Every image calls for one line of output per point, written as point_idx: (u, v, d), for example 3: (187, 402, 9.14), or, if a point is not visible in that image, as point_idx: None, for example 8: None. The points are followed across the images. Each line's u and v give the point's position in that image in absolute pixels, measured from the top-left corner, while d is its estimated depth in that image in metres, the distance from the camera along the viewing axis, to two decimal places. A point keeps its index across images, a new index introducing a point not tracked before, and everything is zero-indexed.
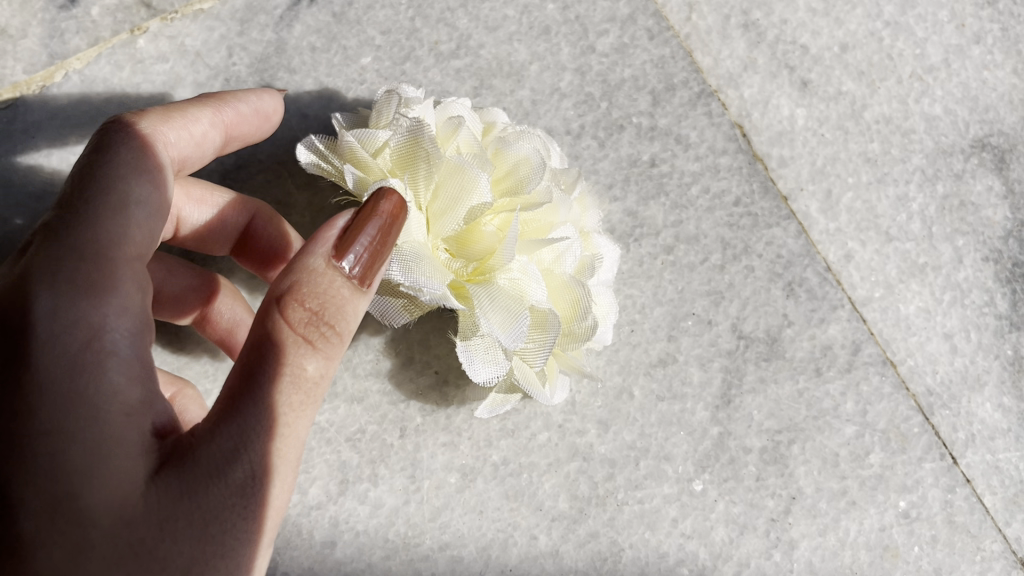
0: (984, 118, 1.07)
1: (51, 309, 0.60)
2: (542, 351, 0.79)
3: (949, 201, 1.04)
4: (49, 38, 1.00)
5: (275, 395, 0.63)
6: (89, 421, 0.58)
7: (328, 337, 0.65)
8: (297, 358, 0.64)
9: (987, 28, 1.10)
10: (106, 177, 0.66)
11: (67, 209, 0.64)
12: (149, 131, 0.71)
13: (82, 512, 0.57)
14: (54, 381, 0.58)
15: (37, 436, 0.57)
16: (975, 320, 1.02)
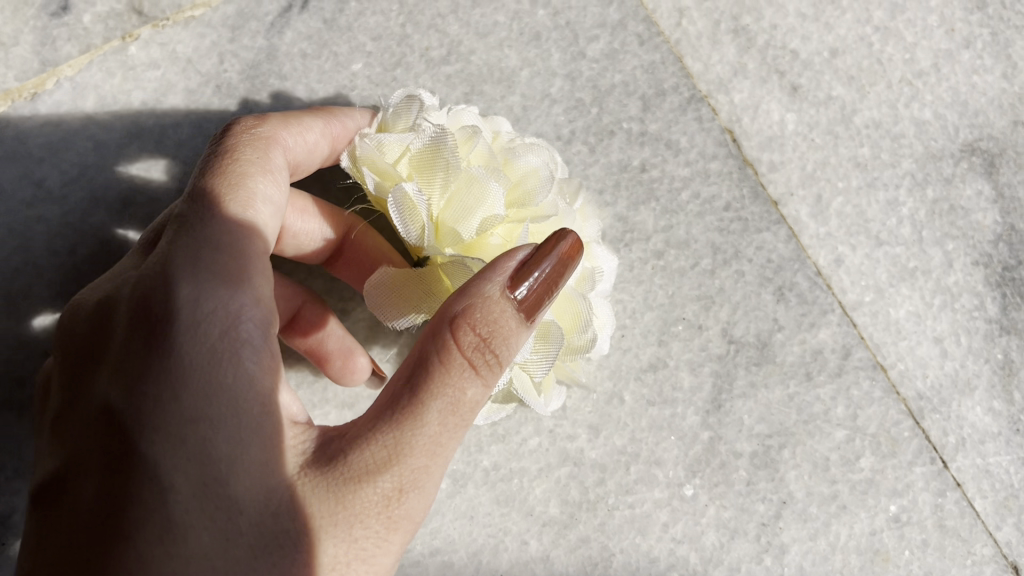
0: (974, 122, 1.07)
1: (194, 301, 0.64)
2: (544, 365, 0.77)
3: (939, 206, 1.04)
4: (41, 46, 1.00)
5: (424, 411, 0.64)
6: (232, 415, 0.62)
7: (491, 365, 0.65)
8: (456, 377, 0.64)
9: (977, 32, 1.10)
10: (235, 177, 0.70)
11: (201, 207, 0.68)
12: (267, 135, 0.75)
13: (227, 496, 0.61)
14: (197, 369, 0.62)
15: (182, 420, 0.61)
16: (966, 324, 1.01)
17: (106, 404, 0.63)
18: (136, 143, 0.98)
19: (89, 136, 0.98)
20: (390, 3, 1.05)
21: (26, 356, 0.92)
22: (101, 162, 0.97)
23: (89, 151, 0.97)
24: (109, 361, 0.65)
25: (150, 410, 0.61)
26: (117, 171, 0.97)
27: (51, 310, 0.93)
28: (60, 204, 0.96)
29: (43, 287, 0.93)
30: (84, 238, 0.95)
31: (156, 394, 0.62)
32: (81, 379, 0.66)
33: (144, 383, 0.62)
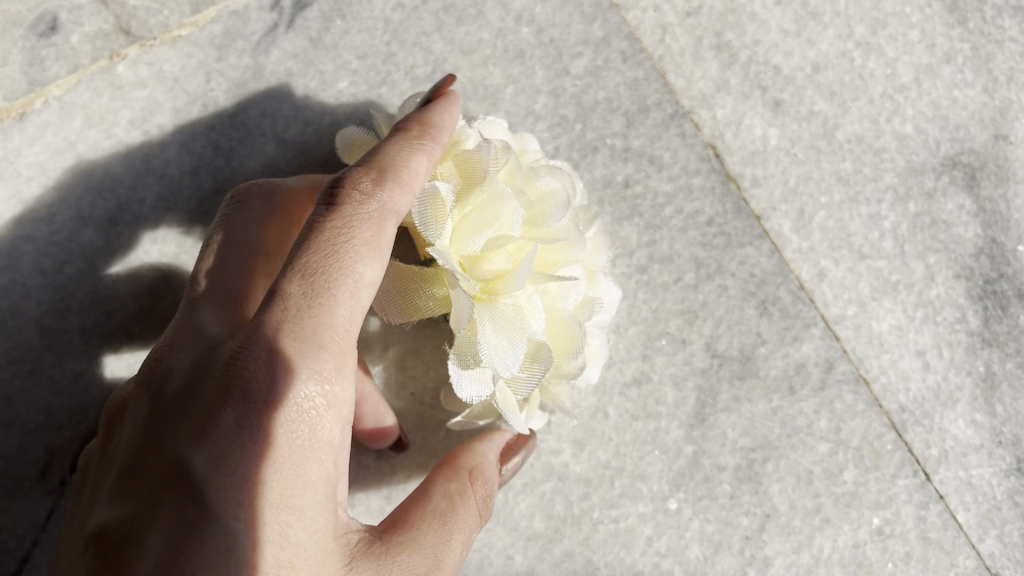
0: (955, 136, 1.08)
1: (291, 397, 0.65)
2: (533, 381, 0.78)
3: (921, 219, 1.05)
4: (29, 66, 1.01)
5: (444, 532, 0.74)
6: (305, 514, 0.66)
7: (484, 498, 0.79)
8: (467, 512, 0.77)
9: (958, 47, 1.10)
10: (345, 258, 0.67)
11: (308, 288, 0.66)
12: (378, 201, 0.69)
13: None
14: (288, 465, 0.65)
15: (267, 507, 0.64)
16: (948, 337, 1.02)
17: (184, 465, 0.65)
18: (124, 162, 0.99)
19: (76, 155, 0.99)
20: (375, 21, 1.06)
21: (14, 374, 0.92)
22: (89, 181, 0.98)
23: (77, 171, 0.98)
24: (194, 421, 0.66)
25: (238, 491, 0.63)
26: (104, 190, 0.98)
27: (39, 329, 0.94)
28: (48, 222, 0.96)
29: (31, 305, 0.94)
30: (73, 257, 0.96)
31: (243, 476, 0.64)
32: (156, 432, 0.68)
33: (236, 463, 0.64)
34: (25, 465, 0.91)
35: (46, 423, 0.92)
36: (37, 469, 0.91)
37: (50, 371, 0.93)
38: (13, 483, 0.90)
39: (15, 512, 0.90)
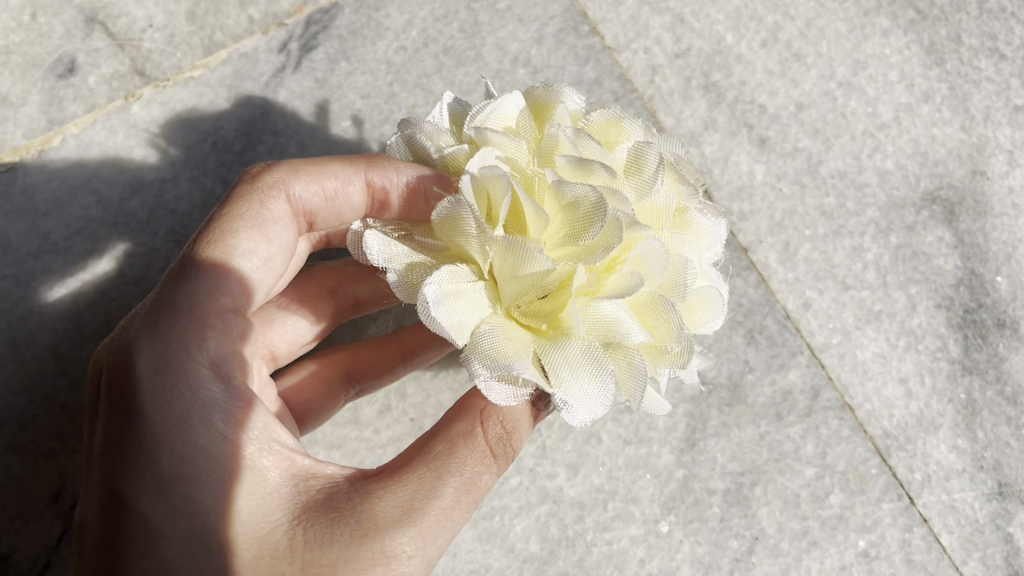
0: (934, 171, 1.12)
1: (166, 359, 0.67)
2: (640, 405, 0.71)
3: (902, 251, 1.09)
4: (48, 105, 1.06)
5: (430, 488, 0.68)
6: (215, 476, 0.66)
7: (503, 452, 0.72)
8: (467, 462, 0.69)
9: (936, 86, 1.15)
10: (222, 230, 0.72)
11: (185, 262, 0.70)
12: (274, 184, 0.75)
13: (218, 545, 0.65)
14: (174, 437, 0.65)
15: (163, 480, 0.65)
16: (930, 365, 1.05)
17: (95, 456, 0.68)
18: (137, 197, 1.04)
19: (91, 191, 1.03)
20: (378, 64, 1.12)
21: (28, 401, 0.95)
22: (103, 215, 1.03)
23: (92, 205, 1.03)
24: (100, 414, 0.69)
25: (132, 473, 0.65)
26: (118, 223, 1.02)
27: (53, 356, 0.97)
28: (63, 254, 1.01)
29: (46, 334, 0.98)
30: (86, 287, 1.00)
31: (135, 455, 0.65)
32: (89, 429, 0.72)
33: (124, 447, 0.65)
34: (37, 488, 0.94)
35: (59, 448, 0.95)
36: (49, 492, 0.94)
37: (63, 398, 0.96)
38: (25, 506, 0.93)
39: (27, 535, 0.93)
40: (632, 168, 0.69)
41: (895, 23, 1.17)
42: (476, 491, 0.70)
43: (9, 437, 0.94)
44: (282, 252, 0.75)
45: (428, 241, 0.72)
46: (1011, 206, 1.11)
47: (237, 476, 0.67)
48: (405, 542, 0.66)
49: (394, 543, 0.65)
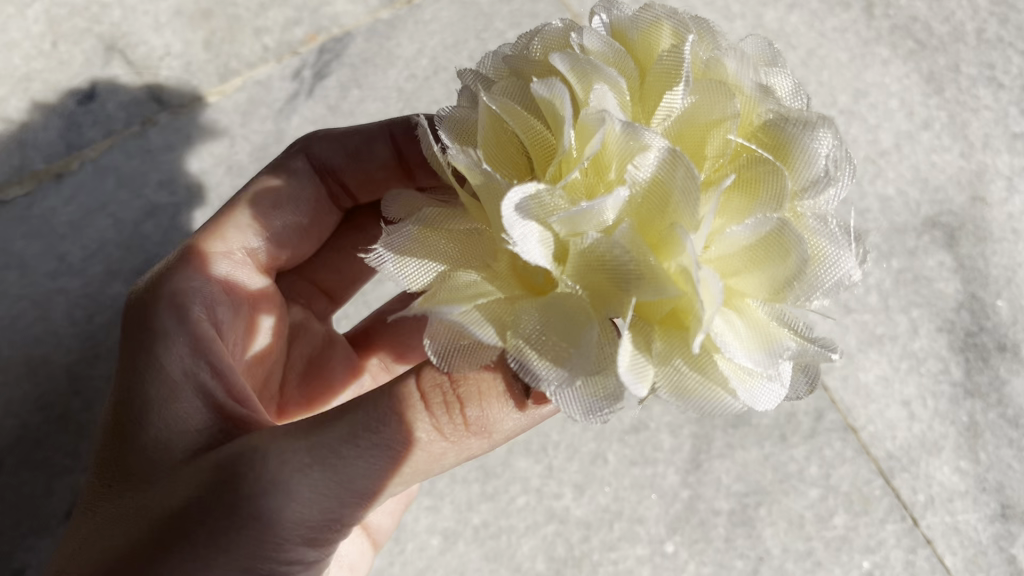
0: (934, 197, 1.13)
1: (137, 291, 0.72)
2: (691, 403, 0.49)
3: (903, 276, 1.10)
4: (67, 130, 1.09)
5: (321, 428, 0.60)
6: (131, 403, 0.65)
7: (452, 411, 0.58)
8: (392, 417, 0.59)
9: (936, 114, 1.16)
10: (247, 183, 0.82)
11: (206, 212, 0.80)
12: (303, 144, 0.85)
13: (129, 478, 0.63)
14: (123, 364, 0.68)
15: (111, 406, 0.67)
16: (932, 388, 1.07)
17: None
18: (152, 221, 1.07)
19: (108, 215, 1.07)
20: (389, 91, 1.14)
21: (43, 418, 0.98)
22: (120, 237, 1.06)
23: (109, 228, 1.06)
24: None
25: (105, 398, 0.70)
26: (135, 246, 1.06)
27: (69, 374, 1.00)
28: (81, 276, 1.04)
29: (62, 353, 1.00)
30: (103, 308, 1.03)
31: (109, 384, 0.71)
32: None
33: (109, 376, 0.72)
34: (50, 505, 0.95)
35: (73, 465, 0.96)
36: (62, 510, 0.95)
37: (78, 415, 0.98)
38: (38, 523, 0.95)
39: (39, 552, 0.93)
40: (662, 81, 0.53)
41: (895, 52, 1.19)
42: (409, 448, 0.59)
43: (25, 453, 0.97)
44: (302, 200, 0.83)
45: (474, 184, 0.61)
46: (1010, 231, 1.12)
47: (160, 406, 0.65)
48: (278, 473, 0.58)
49: (265, 477, 0.59)
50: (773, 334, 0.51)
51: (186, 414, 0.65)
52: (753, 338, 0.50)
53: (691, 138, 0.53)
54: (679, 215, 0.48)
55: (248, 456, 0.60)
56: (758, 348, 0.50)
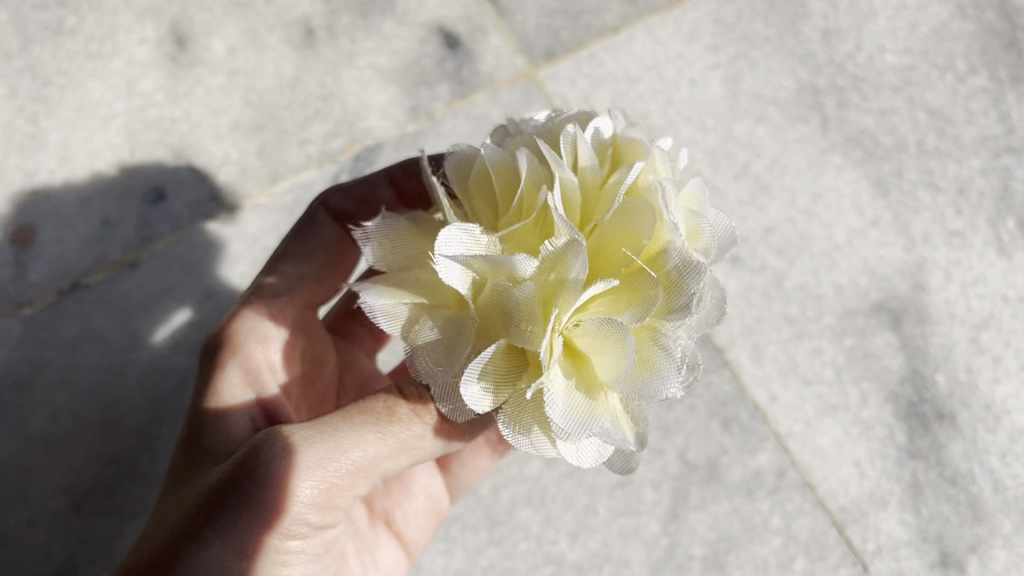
0: (881, 285, 1.31)
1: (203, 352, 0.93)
2: (519, 437, 0.67)
3: (854, 352, 1.27)
4: (141, 226, 1.30)
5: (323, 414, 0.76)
6: (196, 420, 0.85)
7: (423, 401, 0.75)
8: (375, 405, 0.75)
9: (882, 214, 1.35)
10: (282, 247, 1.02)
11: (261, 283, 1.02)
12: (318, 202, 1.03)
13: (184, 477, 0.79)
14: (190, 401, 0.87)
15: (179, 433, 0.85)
16: (880, 450, 1.23)
17: None
18: (211, 303, 1.26)
19: (174, 296, 1.26)
20: None
21: (117, 470, 1.17)
22: (184, 316, 1.25)
23: (174, 308, 1.26)
24: None
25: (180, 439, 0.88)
26: (197, 324, 1.25)
27: (139, 434, 1.19)
28: (150, 349, 1.24)
29: (133, 415, 1.20)
30: (168, 377, 1.22)
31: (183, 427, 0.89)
32: None
33: None
34: (122, 543, 1.13)
35: (142, 510, 1.15)
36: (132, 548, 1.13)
37: (147, 468, 1.17)
38: (113, 558, 1.13)
39: None
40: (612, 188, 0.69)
41: (847, 160, 1.37)
42: (391, 426, 0.74)
43: (102, 500, 1.15)
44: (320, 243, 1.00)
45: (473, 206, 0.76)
46: (947, 314, 1.30)
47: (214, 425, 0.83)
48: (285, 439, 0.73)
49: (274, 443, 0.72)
50: (594, 413, 0.65)
51: (235, 428, 0.84)
52: (579, 410, 0.65)
53: (613, 239, 0.68)
54: (564, 293, 0.64)
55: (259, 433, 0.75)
56: (577, 416, 0.64)
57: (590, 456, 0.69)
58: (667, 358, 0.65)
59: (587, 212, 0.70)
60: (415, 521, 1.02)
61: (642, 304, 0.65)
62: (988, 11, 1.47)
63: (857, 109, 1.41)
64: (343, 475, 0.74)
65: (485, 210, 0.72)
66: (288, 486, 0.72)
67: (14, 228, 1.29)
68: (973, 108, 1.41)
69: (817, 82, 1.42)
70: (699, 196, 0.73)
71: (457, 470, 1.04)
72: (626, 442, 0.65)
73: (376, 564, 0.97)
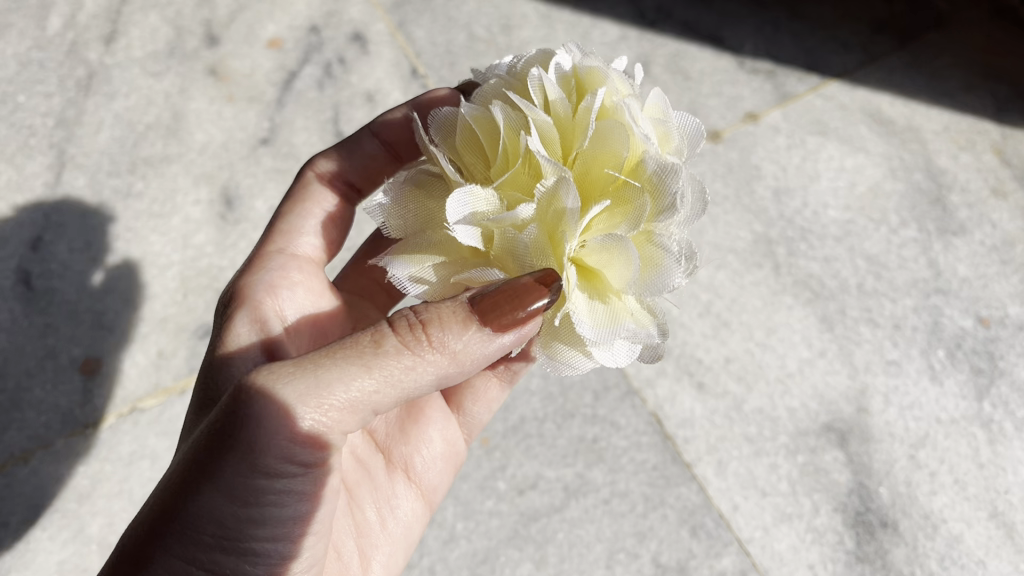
0: (830, 408, 1.50)
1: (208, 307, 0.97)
2: (557, 360, 0.83)
3: (806, 467, 1.45)
4: (191, 357, 1.52)
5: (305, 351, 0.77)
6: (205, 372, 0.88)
7: (413, 333, 0.78)
8: (362, 341, 0.77)
9: (828, 346, 1.55)
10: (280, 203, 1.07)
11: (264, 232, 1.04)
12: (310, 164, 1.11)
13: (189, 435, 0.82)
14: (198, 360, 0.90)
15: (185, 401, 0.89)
16: (831, 554, 1.39)
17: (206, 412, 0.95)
18: None
19: None
20: None
21: None
22: None
23: None
24: None
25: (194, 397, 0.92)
26: None
27: None
28: None
29: None
30: None
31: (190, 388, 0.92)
32: None
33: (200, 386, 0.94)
34: None
35: None
36: None
37: None
38: None
39: None
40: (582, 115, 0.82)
41: (797, 300, 1.59)
42: (377, 358, 0.76)
43: None
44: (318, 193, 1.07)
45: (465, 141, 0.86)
46: (888, 434, 1.48)
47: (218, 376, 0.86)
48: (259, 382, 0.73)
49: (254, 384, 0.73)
50: (617, 320, 0.80)
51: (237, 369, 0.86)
52: (603, 320, 0.80)
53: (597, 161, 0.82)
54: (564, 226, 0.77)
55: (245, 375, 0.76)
56: (603, 327, 0.79)
57: (623, 355, 0.84)
58: (669, 254, 0.79)
59: (566, 143, 0.84)
60: (433, 467, 1.08)
61: (636, 213, 0.80)
62: (915, 173, 1.73)
63: (805, 256, 1.63)
64: (324, 411, 0.74)
65: (474, 160, 0.86)
66: (267, 430, 0.73)
67: (83, 359, 1.51)
68: (905, 255, 1.64)
69: (769, 234, 1.65)
70: (660, 102, 0.87)
71: (469, 405, 1.14)
72: (652, 334, 0.80)
73: (395, 515, 1.03)
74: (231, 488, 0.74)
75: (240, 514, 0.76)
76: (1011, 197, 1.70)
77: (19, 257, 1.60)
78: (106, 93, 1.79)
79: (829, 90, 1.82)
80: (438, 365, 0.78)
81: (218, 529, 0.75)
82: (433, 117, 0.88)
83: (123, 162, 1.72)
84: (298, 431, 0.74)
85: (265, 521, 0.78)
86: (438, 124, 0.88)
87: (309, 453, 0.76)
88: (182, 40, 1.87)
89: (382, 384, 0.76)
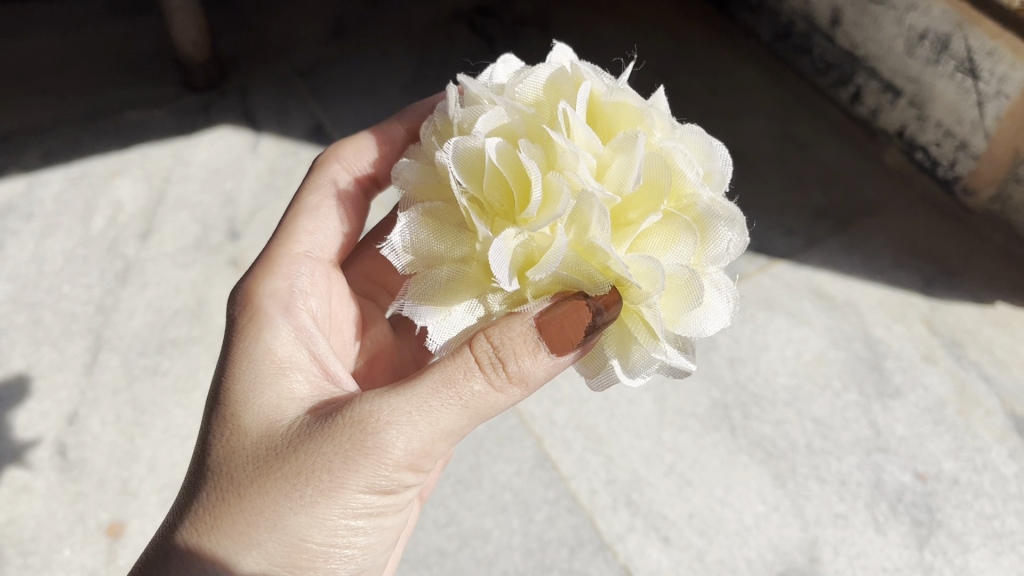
0: (784, 558, 1.65)
1: (233, 303, 1.10)
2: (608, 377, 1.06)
3: None
4: None
5: (410, 387, 0.97)
6: (250, 370, 1.02)
7: (496, 370, 0.96)
8: (456, 374, 0.97)
9: (780, 500, 1.72)
10: (297, 202, 1.23)
11: (280, 228, 1.20)
12: (328, 167, 1.28)
13: (259, 439, 0.98)
14: (233, 363, 1.04)
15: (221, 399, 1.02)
16: None
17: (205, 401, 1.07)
18: None
19: None
20: None
21: None
22: None
23: None
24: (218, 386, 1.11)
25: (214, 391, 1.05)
26: None
27: None
28: None
29: None
30: None
31: (216, 383, 1.04)
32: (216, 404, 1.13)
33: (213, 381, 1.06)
34: None
35: None
36: None
37: None
38: None
39: None
40: (619, 150, 0.96)
41: (752, 458, 1.77)
42: (467, 391, 0.97)
43: None
44: (338, 205, 1.25)
45: (472, 182, 0.97)
46: None
47: (272, 385, 1.01)
48: (385, 417, 0.95)
49: (382, 422, 0.95)
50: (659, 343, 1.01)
51: (281, 372, 1.03)
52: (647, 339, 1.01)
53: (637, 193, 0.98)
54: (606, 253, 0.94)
55: (361, 410, 0.96)
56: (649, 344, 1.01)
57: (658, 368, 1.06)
58: (715, 296, 1.00)
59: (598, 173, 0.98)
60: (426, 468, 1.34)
61: (686, 243, 0.96)
62: (855, 342, 1.95)
63: (758, 419, 1.82)
64: (426, 442, 0.97)
65: (499, 195, 0.97)
66: (387, 460, 0.96)
67: (110, 523, 1.68)
68: (848, 416, 1.84)
69: (726, 399, 1.85)
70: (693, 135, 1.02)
71: None
72: (689, 361, 1.03)
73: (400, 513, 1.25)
74: (343, 501, 0.96)
75: (343, 524, 0.98)
76: (941, 363, 1.91)
77: (56, 432, 1.80)
78: (139, 284, 2.05)
79: (776, 270, 2.06)
80: (514, 395, 1.00)
81: (327, 534, 0.97)
82: (451, 147, 0.95)
83: (153, 343, 1.94)
84: (406, 463, 0.98)
85: (354, 533, 1.00)
86: (460, 161, 0.95)
87: (407, 475, 1.00)
88: (208, 235, 2.15)
89: (464, 421, 0.99)
